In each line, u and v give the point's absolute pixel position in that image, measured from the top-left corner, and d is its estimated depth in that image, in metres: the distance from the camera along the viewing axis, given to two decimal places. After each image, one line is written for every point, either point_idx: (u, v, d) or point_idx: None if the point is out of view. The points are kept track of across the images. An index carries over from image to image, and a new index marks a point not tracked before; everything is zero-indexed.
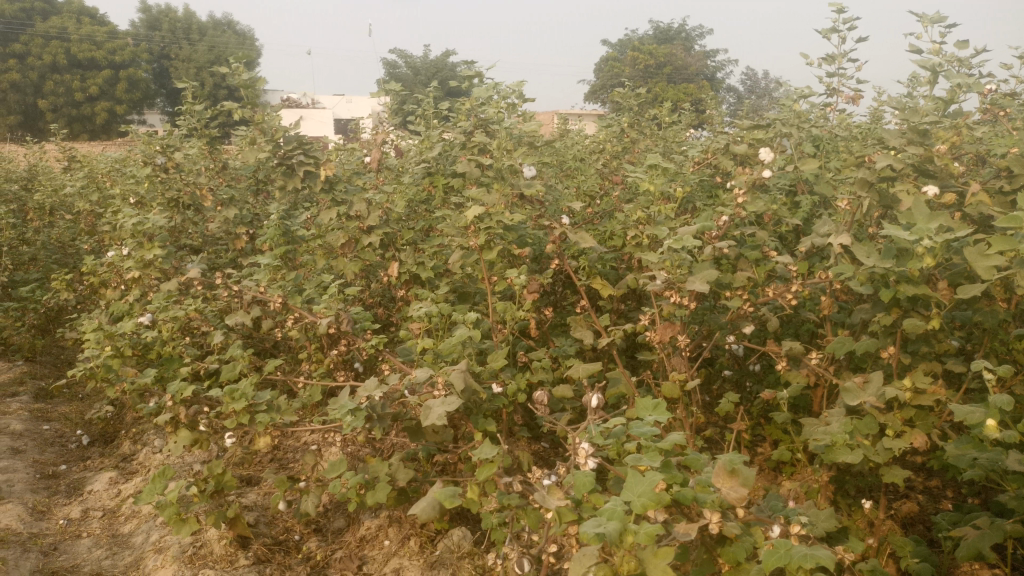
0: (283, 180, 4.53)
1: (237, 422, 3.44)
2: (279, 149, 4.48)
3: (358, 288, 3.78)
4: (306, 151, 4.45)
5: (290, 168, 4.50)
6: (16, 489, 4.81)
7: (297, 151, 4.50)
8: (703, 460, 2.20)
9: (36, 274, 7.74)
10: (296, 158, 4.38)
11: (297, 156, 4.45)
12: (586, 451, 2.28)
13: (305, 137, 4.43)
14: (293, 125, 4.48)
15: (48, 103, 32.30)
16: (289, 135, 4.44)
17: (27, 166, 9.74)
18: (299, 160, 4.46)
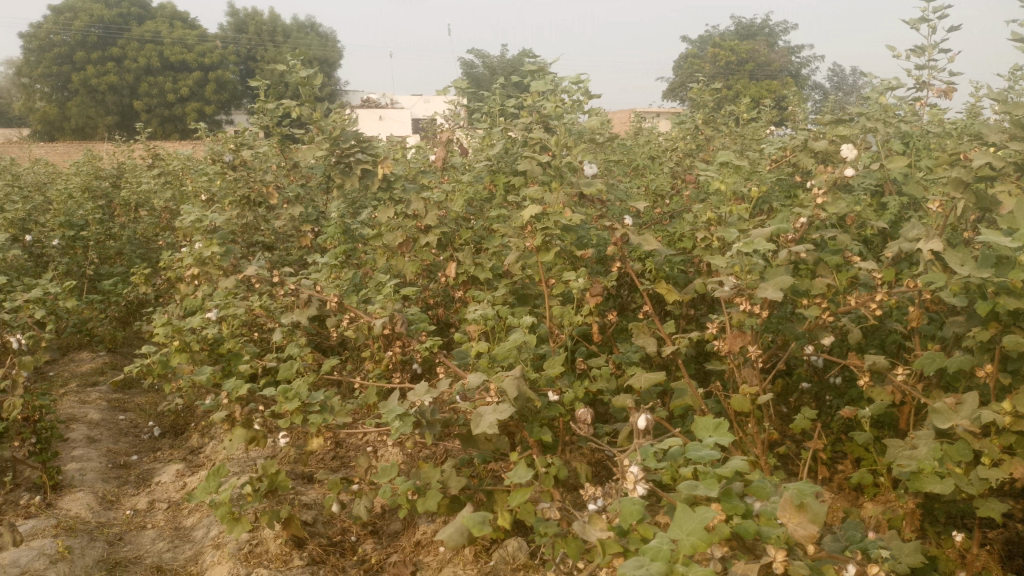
0: (343, 178, 4.49)
1: (290, 422, 3.40)
2: (339, 148, 4.44)
3: (415, 289, 3.70)
4: (366, 149, 4.40)
5: (350, 166, 4.45)
6: (87, 478, 4.94)
7: (357, 149, 4.45)
8: (768, 487, 2.04)
9: (120, 268, 8.01)
10: (356, 155, 4.33)
11: (357, 154, 4.40)
12: (636, 476, 2.07)
13: (365, 135, 4.38)
14: (353, 123, 4.43)
15: (142, 104, 33.80)
16: (349, 133, 4.40)
17: (117, 164, 10.12)
18: (359, 158, 4.41)
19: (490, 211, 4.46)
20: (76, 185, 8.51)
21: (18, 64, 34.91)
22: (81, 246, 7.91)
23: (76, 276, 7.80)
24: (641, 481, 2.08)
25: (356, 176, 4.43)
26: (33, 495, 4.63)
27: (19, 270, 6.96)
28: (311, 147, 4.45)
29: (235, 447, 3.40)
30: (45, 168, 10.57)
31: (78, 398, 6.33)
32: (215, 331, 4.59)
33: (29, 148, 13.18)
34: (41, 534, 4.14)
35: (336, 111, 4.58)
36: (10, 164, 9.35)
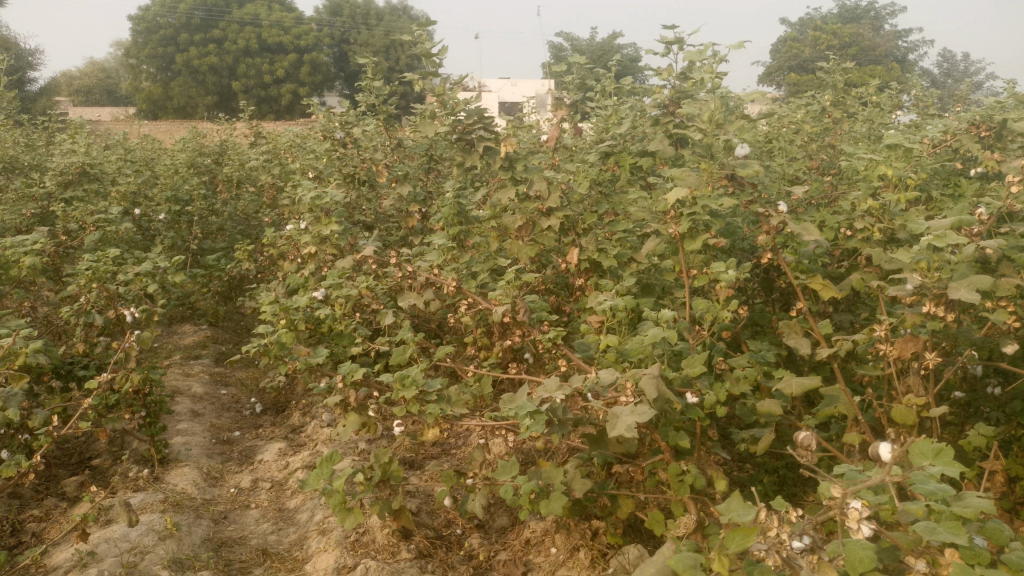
0: (462, 156, 4.30)
1: (406, 411, 3.23)
2: (459, 124, 4.24)
3: (537, 275, 3.49)
4: (487, 126, 4.19)
5: (469, 143, 4.25)
6: (193, 453, 4.94)
7: (478, 126, 4.24)
8: (1007, 533, 1.87)
9: (223, 243, 8.11)
10: (477, 131, 4.13)
11: (478, 131, 4.19)
12: (859, 515, 1.70)
13: (488, 111, 4.17)
14: (475, 98, 4.22)
15: (241, 85, 34.77)
16: (470, 108, 4.19)
17: (219, 141, 10.26)
18: (480, 135, 4.20)
19: (611, 194, 4.20)
20: (183, 161, 8.64)
21: (126, 45, 36.38)
22: (186, 221, 8.02)
23: (180, 250, 7.91)
24: (864, 518, 1.72)
25: (476, 154, 4.22)
26: (141, 468, 4.66)
27: (130, 242, 7.08)
28: (431, 122, 4.26)
29: (349, 434, 3.26)
30: (151, 144, 10.82)
31: (182, 370, 6.41)
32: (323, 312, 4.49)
33: (135, 125, 13.57)
34: (149, 509, 4.13)
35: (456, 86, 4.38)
36: (120, 138, 9.57)
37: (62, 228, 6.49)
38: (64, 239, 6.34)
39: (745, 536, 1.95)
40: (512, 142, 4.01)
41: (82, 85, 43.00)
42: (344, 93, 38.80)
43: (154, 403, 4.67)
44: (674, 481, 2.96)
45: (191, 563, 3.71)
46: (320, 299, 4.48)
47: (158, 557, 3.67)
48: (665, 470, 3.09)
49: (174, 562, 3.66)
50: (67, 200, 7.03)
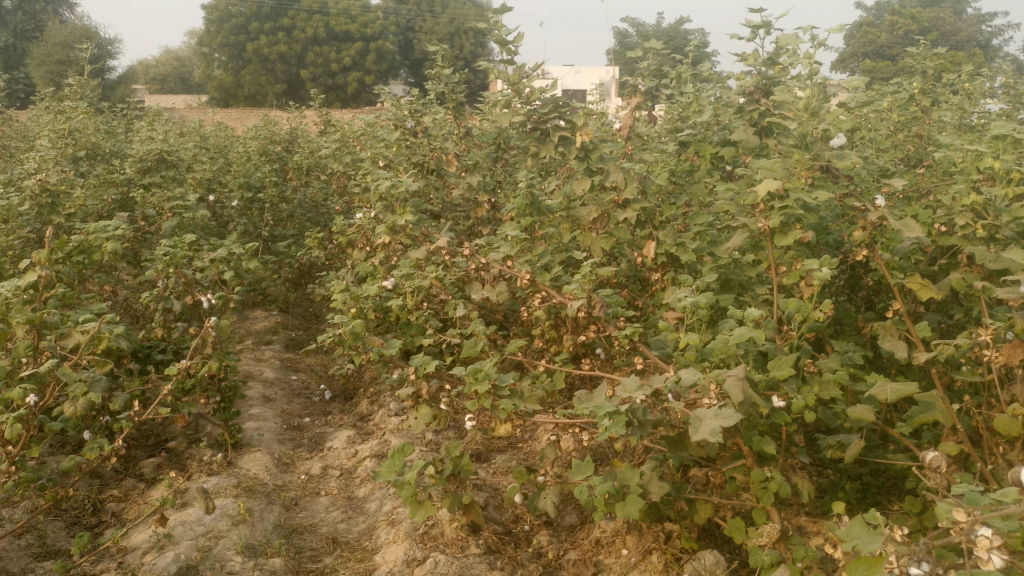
0: (536, 146, 4.21)
1: (478, 406, 3.19)
2: (534, 113, 4.15)
3: (613, 270, 3.40)
4: (563, 115, 4.09)
5: (545, 132, 4.16)
6: (265, 438, 5.01)
7: (553, 115, 4.14)
8: None
9: (293, 231, 8.23)
10: (553, 120, 4.03)
11: (554, 120, 4.09)
12: (988, 544, 1.66)
13: (564, 99, 4.06)
14: (551, 86, 4.12)
15: (309, 73, 35.34)
16: (547, 96, 4.09)
17: (289, 129, 10.41)
18: (555, 124, 4.11)
19: (690, 186, 4.06)
20: (255, 148, 8.78)
21: (200, 34, 37.33)
22: (258, 208, 8.16)
23: (253, 237, 8.06)
24: (994, 548, 1.67)
25: (551, 143, 4.13)
26: (215, 452, 4.75)
27: (205, 229, 7.24)
28: (506, 111, 4.19)
29: (421, 428, 3.23)
30: (224, 132, 11.05)
31: (254, 356, 6.52)
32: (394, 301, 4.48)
33: (209, 114, 13.89)
34: (223, 493, 4.20)
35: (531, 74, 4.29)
36: (195, 126, 9.79)
37: (141, 213, 6.65)
38: (143, 225, 6.50)
39: (872, 564, 1.90)
40: (589, 131, 3.90)
41: (159, 74, 44.42)
42: (409, 81, 39.09)
43: (228, 388, 4.75)
44: (757, 487, 2.85)
45: (264, 549, 3.75)
46: (391, 289, 4.47)
47: (232, 542, 3.73)
48: (746, 476, 2.97)
49: (247, 548, 3.71)
50: (146, 187, 7.20)
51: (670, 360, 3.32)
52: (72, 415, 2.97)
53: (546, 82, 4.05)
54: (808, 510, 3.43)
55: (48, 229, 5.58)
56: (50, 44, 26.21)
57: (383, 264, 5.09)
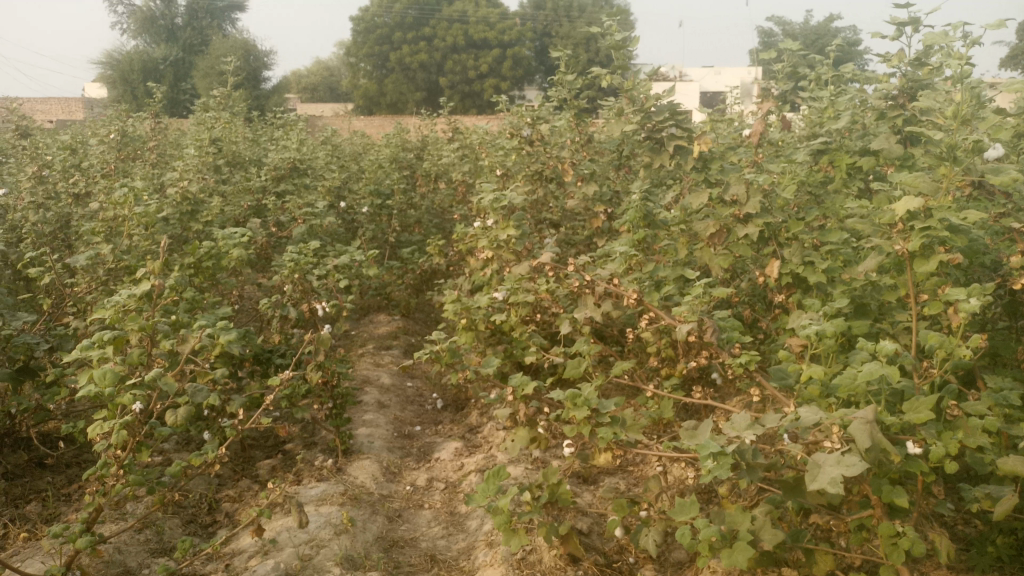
0: (651, 156, 3.98)
1: (576, 432, 3.01)
2: (649, 121, 3.91)
3: (729, 291, 3.12)
4: (680, 123, 3.83)
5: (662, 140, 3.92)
6: (375, 445, 5.04)
7: (669, 123, 3.89)
8: None
9: (418, 237, 8.35)
10: (671, 128, 3.78)
11: (672, 127, 3.85)
12: None
13: (684, 106, 3.81)
14: (667, 93, 3.88)
15: (447, 81, 36.23)
16: (665, 102, 3.85)
17: (421, 136, 10.59)
18: (673, 132, 3.86)
19: (823, 197, 3.70)
20: (386, 156, 8.96)
21: (347, 46, 39.11)
22: (385, 214, 8.33)
23: (379, 243, 8.23)
24: None
25: (668, 152, 3.88)
26: (327, 457, 4.82)
27: (333, 236, 7.45)
28: (621, 119, 3.98)
29: (515, 451, 3.09)
30: (360, 139, 11.40)
31: (373, 361, 6.63)
32: (502, 315, 4.38)
33: (350, 122, 14.42)
34: (329, 501, 4.24)
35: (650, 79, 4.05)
36: (332, 134, 10.15)
37: (274, 219, 6.93)
38: (274, 231, 6.75)
39: None
40: (709, 141, 3.63)
41: (310, 84, 47.02)
42: (544, 87, 39.28)
43: (340, 395, 4.80)
44: (887, 544, 2.51)
45: (362, 562, 3.74)
46: (499, 303, 4.37)
47: (332, 552, 3.73)
48: (874, 528, 2.63)
49: (346, 560, 3.71)
50: (279, 194, 7.50)
51: (792, 392, 3.01)
52: (177, 423, 3.05)
53: (664, 87, 3.81)
54: (951, 569, 3.02)
55: (186, 234, 5.88)
56: (213, 58, 28.24)
57: (495, 275, 5.00)
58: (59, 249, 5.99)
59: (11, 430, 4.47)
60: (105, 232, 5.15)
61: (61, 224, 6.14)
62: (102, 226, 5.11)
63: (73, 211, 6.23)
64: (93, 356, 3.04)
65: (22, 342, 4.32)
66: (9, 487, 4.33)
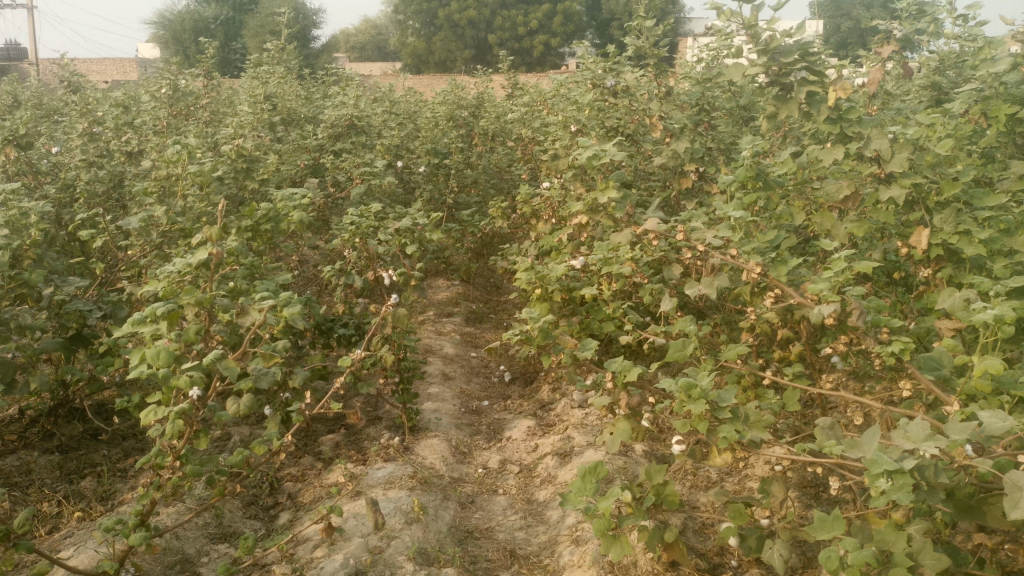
0: (773, 108, 3.46)
1: (690, 427, 2.61)
2: (774, 65, 3.37)
3: (873, 265, 2.65)
4: (813, 65, 3.31)
5: (787, 86, 3.40)
6: (443, 422, 4.71)
7: (799, 67, 3.37)
8: None
9: (477, 198, 7.94)
10: (799, 71, 3.26)
11: (799, 71, 3.33)
12: None
13: (816, 45, 3.27)
14: (800, 29, 3.35)
15: (496, 38, 35.41)
16: (792, 42, 3.32)
17: (476, 92, 10.09)
18: (798, 77, 3.34)
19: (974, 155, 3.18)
20: (443, 112, 8.51)
21: (396, 2, 38.42)
22: (444, 173, 7.94)
23: (437, 204, 7.85)
24: None
25: (794, 101, 3.36)
26: (393, 435, 4.50)
27: (391, 197, 7.08)
28: (737, 64, 3.46)
29: (617, 446, 2.70)
30: (414, 96, 10.96)
31: (435, 328, 6.32)
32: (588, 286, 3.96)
33: (399, 78, 13.99)
34: (398, 485, 3.93)
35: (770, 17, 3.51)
36: (386, 91, 9.73)
37: (331, 179, 6.57)
38: (332, 191, 6.40)
39: None
40: (847, 87, 3.10)
41: (358, 43, 46.63)
42: (595, 42, 38.21)
43: (407, 370, 4.47)
44: None
45: (437, 556, 3.41)
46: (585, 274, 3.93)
47: (404, 545, 3.42)
48: None
49: (420, 554, 3.39)
50: (336, 152, 7.12)
51: (949, 386, 2.55)
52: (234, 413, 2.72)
53: (793, 24, 3.27)
54: None
55: (242, 194, 5.56)
56: (263, 15, 27.92)
57: (575, 241, 4.57)
58: (112, 210, 5.72)
59: (65, 400, 4.29)
60: (158, 192, 4.84)
61: (114, 183, 5.86)
62: (155, 186, 4.79)
63: (125, 169, 5.95)
64: (145, 333, 2.71)
65: (74, 309, 4.07)
66: (63, 461, 4.11)
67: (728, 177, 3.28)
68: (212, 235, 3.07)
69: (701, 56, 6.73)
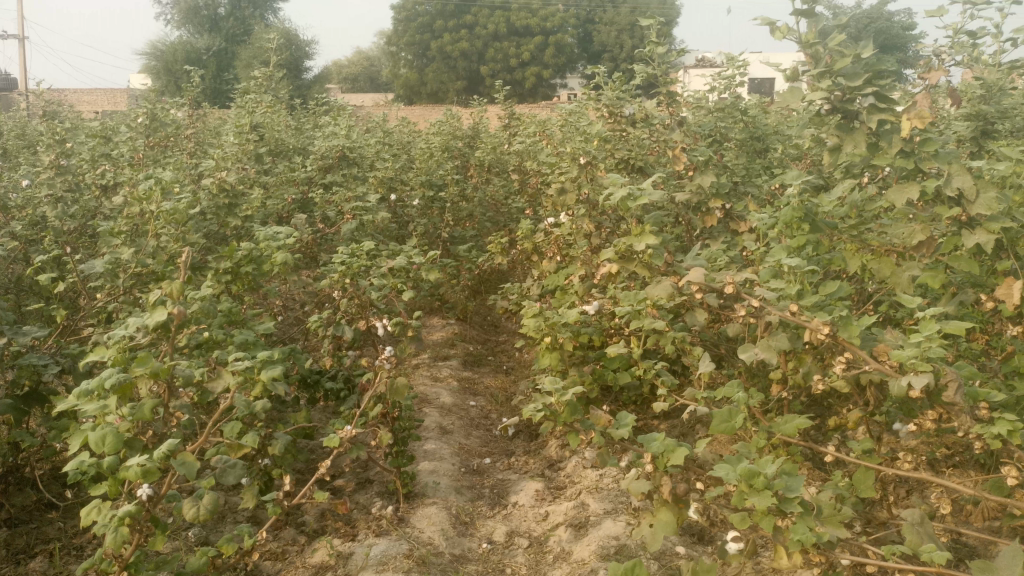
0: (838, 137, 3.34)
1: (749, 522, 2.17)
2: (842, 91, 3.27)
3: (965, 327, 2.22)
4: (882, 91, 3.21)
5: (851, 113, 3.30)
6: (441, 486, 4.23)
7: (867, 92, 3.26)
8: None
9: (474, 233, 7.52)
10: (868, 97, 3.16)
11: (866, 96, 3.23)
12: None
13: (883, 68, 3.17)
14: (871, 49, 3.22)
15: (489, 69, 35.31)
16: (857, 65, 3.22)
17: (472, 122, 9.70)
18: (865, 103, 3.25)
19: None
20: (438, 143, 8.10)
21: (388, 33, 38.33)
22: (438, 207, 7.51)
23: (432, 239, 7.43)
24: None
25: (860, 130, 3.26)
26: (386, 503, 4.02)
27: (384, 233, 6.65)
28: (795, 89, 3.35)
29: (659, 543, 2.27)
30: (406, 127, 10.58)
31: (431, 373, 5.86)
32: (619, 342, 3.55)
33: (390, 109, 13.65)
34: (392, 566, 3.45)
35: (822, 41, 3.37)
36: (377, 121, 9.34)
37: (321, 214, 6.13)
38: (322, 227, 5.96)
39: None
40: (924, 117, 2.99)
41: (350, 74, 46.62)
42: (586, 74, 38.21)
43: (403, 429, 4.00)
44: None
45: None
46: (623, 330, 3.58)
47: None
48: None
49: None
50: (326, 186, 6.70)
51: None
52: (199, 510, 2.26)
53: (858, 47, 3.17)
54: None
55: (224, 232, 5.11)
56: (254, 47, 27.73)
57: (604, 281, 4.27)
58: (83, 248, 5.27)
59: (16, 466, 3.78)
60: (128, 231, 4.38)
61: (85, 219, 5.40)
62: (125, 225, 4.34)
63: (98, 205, 5.50)
64: (88, 413, 2.23)
65: (29, 363, 3.53)
66: (12, 537, 3.60)
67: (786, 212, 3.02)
68: (175, 291, 2.63)
69: (711, 85, 6.37)
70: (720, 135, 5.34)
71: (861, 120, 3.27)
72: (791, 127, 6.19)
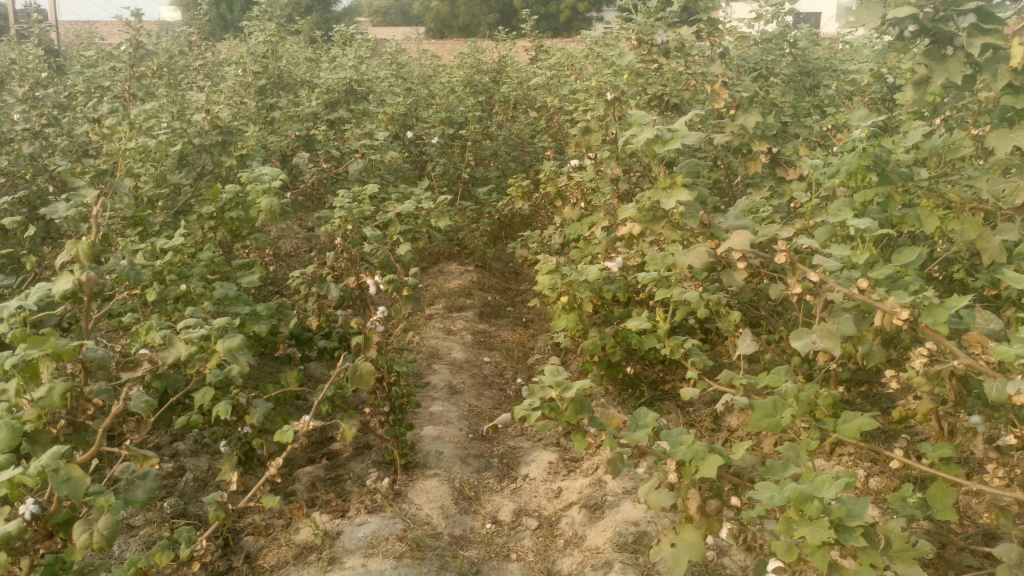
0: (924, 66, 2.83)
1: (797, 553, 1.73)
2: (935, 8, 2.74)
3: None
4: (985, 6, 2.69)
5: (943, 35, 2.79)
6: (445, 456, 3.83)
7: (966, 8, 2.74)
8: None
9: (495, 174, 6.99)
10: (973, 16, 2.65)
11: (966, 13, 2.71)
12: None
13: None
14: None
15: (523, 2, 33.96)
16: None
17: (499, 56, 9.04)
18: (963, 23, 2.74)
19: None
20: (459, 76, 7.51)
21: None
22: (458, 145, 6.97)
23: (451, 180, 6.91)
24: None
25: (955, 58, 2.77)
26: (383, 475, 3.64)
27: (396, 173, 6.15)
28: (873, 5, 2.81)
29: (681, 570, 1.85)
30: (429, 59, 9.95)
31: (443, 326, 5.44)
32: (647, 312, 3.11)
33: (417, 43, 13.00)
34: (383, 550, 3.08)
35: None
36: (397, 53, 8.74)
37: (326, 152, 5.64)
38: (326, 166, 5.48)
39: None
40: None
41: (382, 7, 45.45)
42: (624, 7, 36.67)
43: (400, 396, 3.59)
44: None
45: None
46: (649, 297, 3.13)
47: None
48: None
49: None
50: (334, 123, 6.19)
51: None
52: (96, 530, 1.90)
53: None
54: None
55: (217, 170, 4.65)
56: None
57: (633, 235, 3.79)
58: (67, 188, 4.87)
59: None
60: (104, 170, 3.94)
61: (70, 157, 4.98)
62: (99, 163, 3.90)
63: (85, 141, 5.08)
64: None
65: None
66: None
67: (855, 162, 2.52)
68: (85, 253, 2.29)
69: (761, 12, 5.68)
70: (767, 67, 4.70)
71: (955, 45, 2.77)
72: (847, 60, 5.52)
